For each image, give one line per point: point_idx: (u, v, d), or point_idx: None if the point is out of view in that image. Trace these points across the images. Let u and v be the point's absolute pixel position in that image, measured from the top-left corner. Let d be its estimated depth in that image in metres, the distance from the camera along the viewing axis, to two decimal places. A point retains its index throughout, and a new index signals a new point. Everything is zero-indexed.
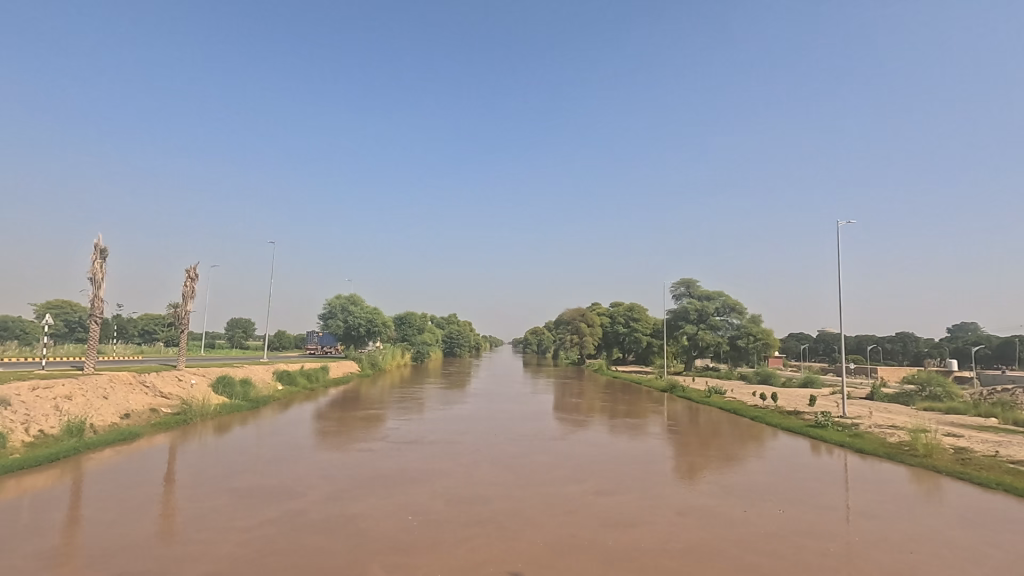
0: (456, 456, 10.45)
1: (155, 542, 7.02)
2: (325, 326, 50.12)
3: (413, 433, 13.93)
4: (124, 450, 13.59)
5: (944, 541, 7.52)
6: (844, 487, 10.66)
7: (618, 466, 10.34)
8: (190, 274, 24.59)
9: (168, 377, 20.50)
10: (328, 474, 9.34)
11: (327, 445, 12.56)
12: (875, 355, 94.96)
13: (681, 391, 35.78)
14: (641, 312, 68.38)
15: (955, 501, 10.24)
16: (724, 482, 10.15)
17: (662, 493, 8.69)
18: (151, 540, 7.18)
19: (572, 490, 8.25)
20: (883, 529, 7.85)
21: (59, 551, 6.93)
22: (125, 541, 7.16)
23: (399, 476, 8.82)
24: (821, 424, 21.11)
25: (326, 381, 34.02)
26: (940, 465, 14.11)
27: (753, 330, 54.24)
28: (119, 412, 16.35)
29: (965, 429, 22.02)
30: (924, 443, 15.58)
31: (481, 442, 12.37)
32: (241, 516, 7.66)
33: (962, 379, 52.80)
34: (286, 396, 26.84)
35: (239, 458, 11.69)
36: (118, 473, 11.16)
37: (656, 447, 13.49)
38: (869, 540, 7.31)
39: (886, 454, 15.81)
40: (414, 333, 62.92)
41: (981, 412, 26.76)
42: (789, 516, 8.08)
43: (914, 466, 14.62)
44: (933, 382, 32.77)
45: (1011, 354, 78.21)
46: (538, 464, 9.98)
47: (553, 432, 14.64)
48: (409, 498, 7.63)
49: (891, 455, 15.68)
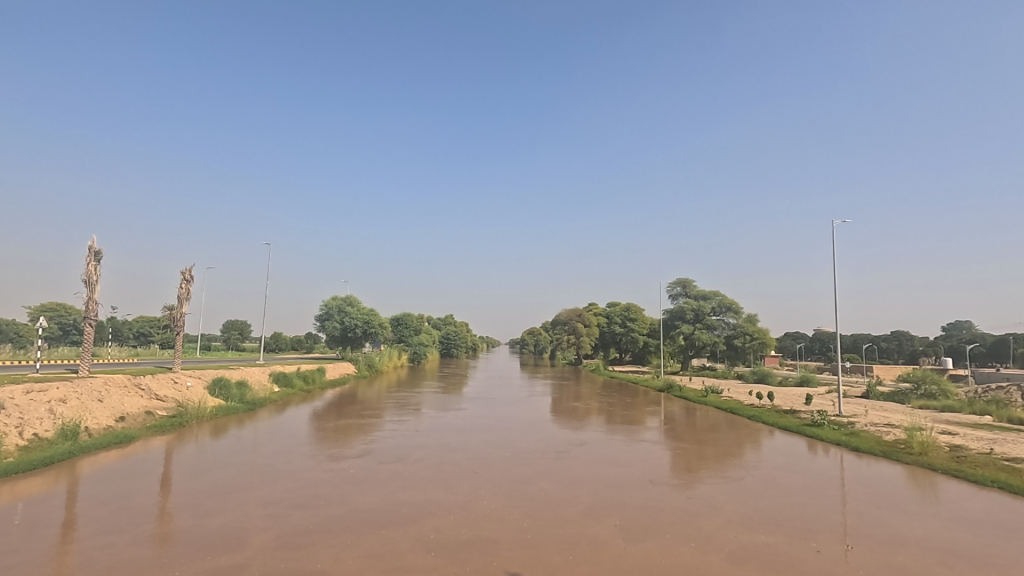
0: (454, 485, 10.20)
1: (129, 564, 6.61)
2: (321, 327, 49.94)
3: (409, 447, 13.78)
4: (121, 454, 13.57)
5: (969, 556, 7.39)
6: (855, 502, 10.54)
7: (626, 493, 9.93)
8: (185, 275, 24.61)
9: (163, 379, 20.42)
10: (322, 495, 9.20)
11: (322, 458, 12.52)
12: (871, 355, 95.83)
13: (676, 391, 35.88)
14: (638, 312, 67.87)
15: (970, 512, 10.11)
16: (736, 503, 9.88)
17: (675, 520, 8.31)
18: (116, 560, 6.75)
19: (577, 527, 7.78)
20: (908, 544, 7.74)
21: (30, 568, 6.59)
22: (103, 558, 6.85)
23: (392, 512, 8.37)
24: (816, 423, 21.09)
25: (322, 382, 33.89)
26: (935, 463, 14.27)
27: (750, 329, 54.60)
28: (114, 415, 16.28)
29: (957, 426, 22.25)
30: (919, 441, 15.70)
31: (479, 464, 11.99)
32: (213, 543, 7.16)
33: (958, 377, 53.27)
34: (283, 398, 26.78)
35: (232, 469, 11.52)
36: (116, 476, 11.22)
37: (657, 461, 13.30)
38: (905, 566, 6.94)
39: (882, 453, 15.92)
40: (410, 333, 63.33)
41: (976, 409, 26.94)
42: (810, 539, 7.73)
43: (910, 464, 14.76)
44: (927, 381, 32.89)
45: (1005, 353, 78.76)
46: (540, 493, 9.76)
47: (552, 445, 14.52)
48: (404, 544, 7.09)
49: (887, 454, 15.80)
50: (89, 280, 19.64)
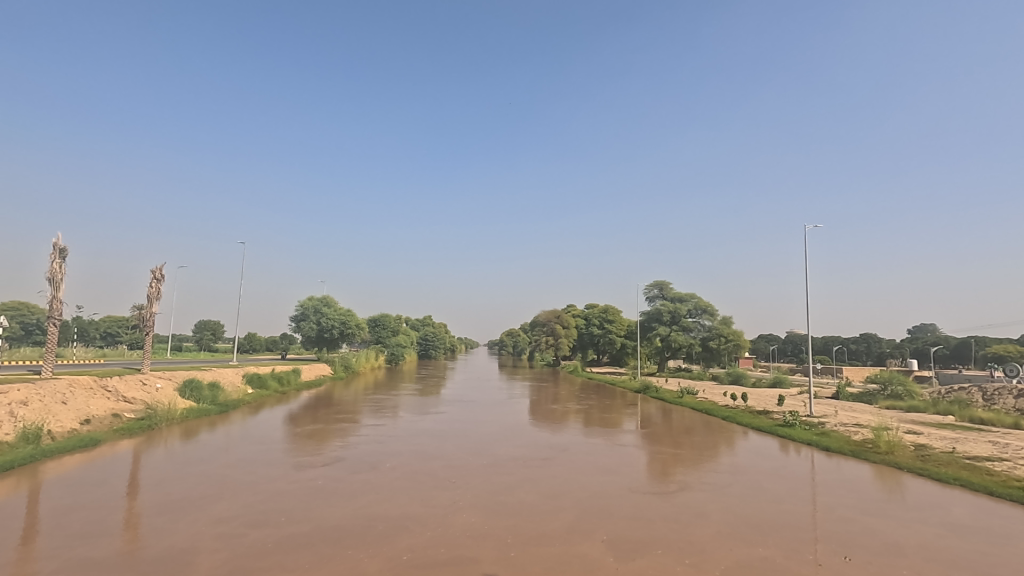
0: (432, 496, 9.73)
1: None
2: (297, 327, 48.78)
3: (384, 454, 13.23)
4: (87, 457, 12.78)
5: (964, 566, 7.22)
6: (837, 508, 10.39)
7: (609, 503, 9.59)
8: (156, 274, 23.59)
9: (132, 380, 19.44)
10: (289, 510, 8.62)
11: (293, 466, 11.88)
12: (840, 357, 98.15)
13: (654, 391, 35.92)
14: (616, 313, 68.09)
15: (955, 518, 10.01)
16: (721, 511, 9.62)
17: (662, 532, 7.99)
18: None
19: (563, 544, 7.37)
20: (903, 554, 7.51)
21: None
22: None
23: (365, 529, 7.86)
24: (789, 423, 21.18)
25: (297, 383, 32.99)
26: (902, 462, 14.41)
27: (725, 331, 55.18)
28: (79, 417, 15.38)
29: (922, 425, 22.67)
30: (886, 440, 15.86)
31: (458, 473, 11.54)
32: (169, 565, 6.56)
33: (924, 377, 54.72)
34: (257, 400, 25.90)
35: (200, 479, 10.85)
36: (74, 483, 10.46)
37: (638, 466, 13.03)
38: None
39: (851, 452, 16.02)
40: (388, 334, 62.55)
41: (940, 409, 27.54)
42: (801, 550, 7.49)
43: (879, 463, 14.87)
44: (893, 382, 33.48)
45: (966, 356, 81.75)
46: (521, 504, 9.37)
47: (532, 451, 14.18)
48: (377, 566, 6.60)
49: (856, 453, 15.90)
50: (52, 278, 18.58)
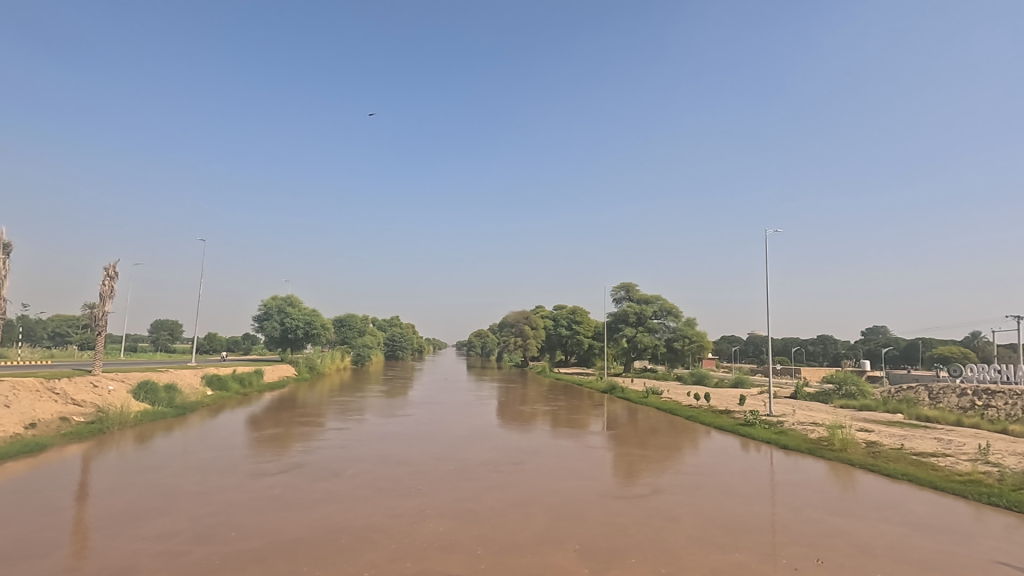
0: (398, 505, 9.33)
1: None
2: (259, 327, 47.24)
3: (349, 460, 12.72)
4: (32, 464, 11.88)
5: (932, 566, 7.28)
6: (802, 509, 10.45)
7: (580, 509, 9.37)
8: (109, 271, 22.34)
9: (82, 382, 18.28)
10: (246, 523, 8.11)
11: (252, 474, 11.26)
12: (799, 358, 101.18)
13: (620, 391, 36.05)
14: (583, 315, 68.44)
15: (917, 516, 10.18)
16: (692, 515, 9.53)
17: (635, 539, 7.82)
18: None
19: (534, 554, 7.10)
20: (873, 555, 7.53)
21: None
22: None
23: (327, 542, 7.44)
24: (750, 422, 21.49)
25: (259, 385, 31.87)
26: (856, 459, 14.73)
27: (689, 332, 56.01)
28: (23, 421, 14.33)
29: (875, 424, 23.39)
30: (840, 437, 16.22)
31: (425, 479, 11.17)
32: None
33: (875, 378, 56.81)
34: (216, 402, 24.78)
35: (152, 488, 10.16)
36: (9, 494, 9.62)
37: (607, 469, 12.88)
38: None
39: (807, 449, 16.31)
40: (354, 335, 61.25)
41: (890, 408, 28.52)
42: (774, 554, 7.41)
43: (833, 460, 15.19)
44: (848, 382, 34.50)
45: (915, 356, 85.37)
46: (491, 512, 9.06)
47: (500, 455, 13.89)
48: None
49: (812, 450, 16.20)
50: None
